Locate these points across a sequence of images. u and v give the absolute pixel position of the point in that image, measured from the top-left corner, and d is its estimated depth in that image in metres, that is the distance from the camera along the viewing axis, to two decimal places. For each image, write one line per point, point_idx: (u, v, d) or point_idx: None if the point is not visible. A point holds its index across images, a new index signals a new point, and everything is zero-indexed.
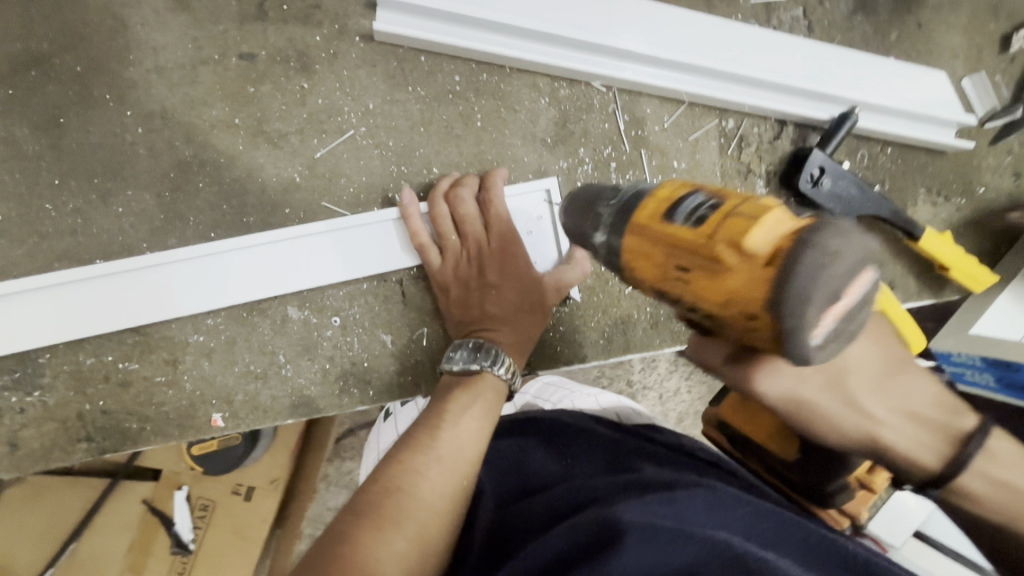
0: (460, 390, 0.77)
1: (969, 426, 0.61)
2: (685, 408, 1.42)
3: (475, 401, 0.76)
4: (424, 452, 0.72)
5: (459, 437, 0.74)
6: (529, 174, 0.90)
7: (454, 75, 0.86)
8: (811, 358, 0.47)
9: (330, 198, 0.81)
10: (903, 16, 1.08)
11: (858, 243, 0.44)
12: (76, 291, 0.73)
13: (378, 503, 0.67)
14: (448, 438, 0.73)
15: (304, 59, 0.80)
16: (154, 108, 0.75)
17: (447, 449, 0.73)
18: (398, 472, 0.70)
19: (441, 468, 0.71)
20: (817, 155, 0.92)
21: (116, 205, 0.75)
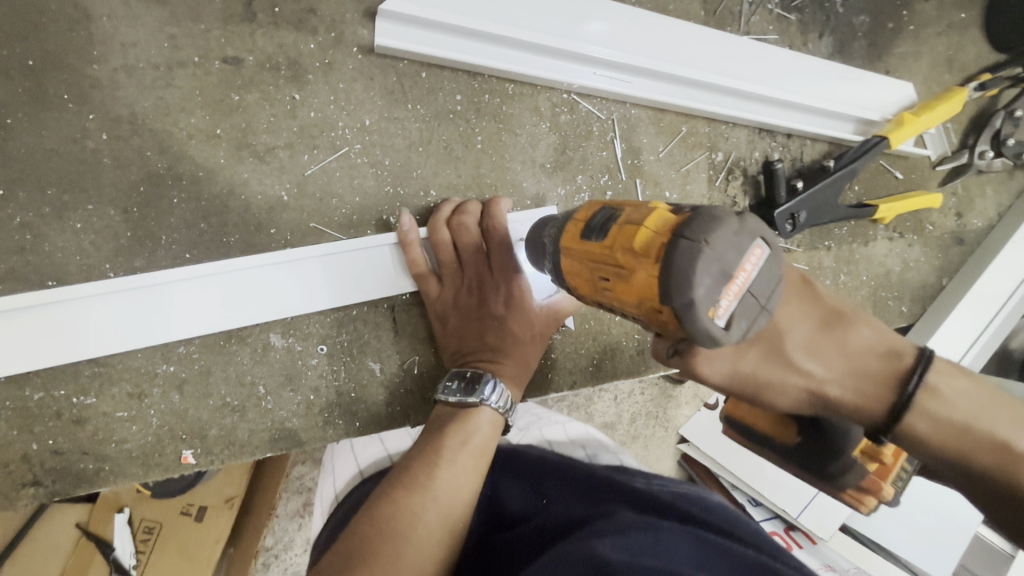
0: (457, 424, 0.71)
1: (909, 362, 0.55)
2: (638, 408, 1.43)
3: (473, 435, 0.70)
4: (419, 491, 0.64)
5: (459, 476, 0.67)
6: (527, 200, 0.88)
7: (456, 94, 0.82)
8: (718, 340, 0.45)
9: (320, 218, 0.76)
10: (874, 62, 1.14)
11: (724, 228, 0.44)
12: (23, 318, 0.64)
13: (371, 549, 0.59)
14: (447, 477, 0.66)
15: (296, 68, 0.74)
16: (121, 112, 0.67)
17: (444, 490, 0.65)
18: (391, 509, 0.62)
19: (440, 510, 0.64)
20: (786, 209, 0.98)
21: (74, 220, 0.66)
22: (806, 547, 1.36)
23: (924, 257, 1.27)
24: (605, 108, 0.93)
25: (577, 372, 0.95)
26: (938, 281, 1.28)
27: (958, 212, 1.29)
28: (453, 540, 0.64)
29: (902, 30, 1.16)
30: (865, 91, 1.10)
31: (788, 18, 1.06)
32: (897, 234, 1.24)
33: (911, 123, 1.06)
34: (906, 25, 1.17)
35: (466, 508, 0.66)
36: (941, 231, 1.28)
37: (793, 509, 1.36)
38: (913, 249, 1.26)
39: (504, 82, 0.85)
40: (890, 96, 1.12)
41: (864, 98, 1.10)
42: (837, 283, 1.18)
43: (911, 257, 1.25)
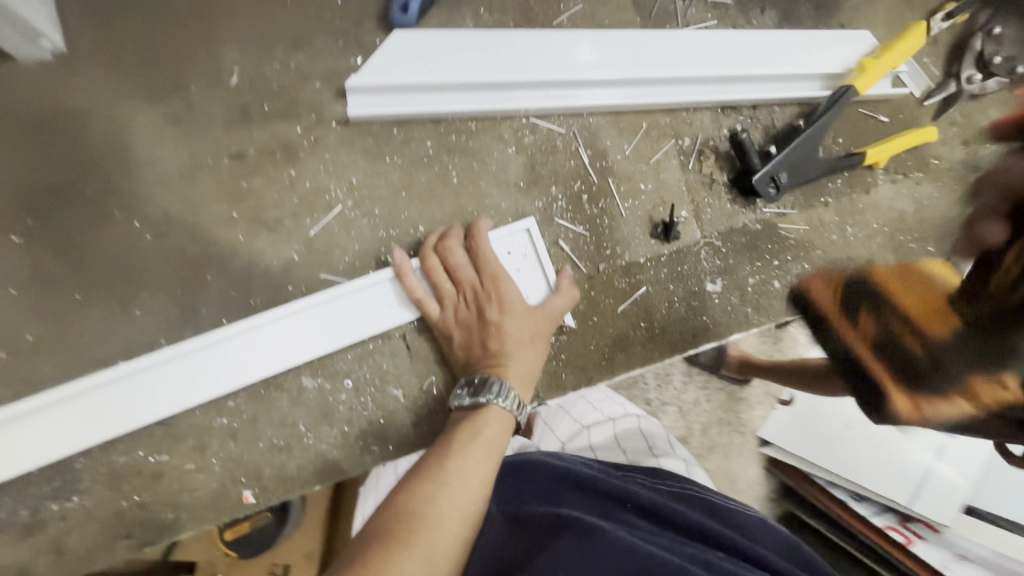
0: (468, 422, 0.78)
1: None
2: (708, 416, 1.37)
3: (485, 428, 0.77)
4: (441, 482, 0.70)
5: (479, 466, 0.73)
6: (508, 218, 0.97)
7: (426, 141, 0.94)
8: None
9: (329, 270, 0.88)
10: (826, 20, 1.17)
11: None
12: (109, 392, 0.78)
13: (389, 527, 0.64)
14: (467, 469, 0.72)
15: (289, 150, 0.88)
16: (159, 215, 0.83)
17: (463, 480, 0.71)
18: (416, 498, 0.68)
19: (463, 503, 0.69)
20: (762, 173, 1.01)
21: (135, 307, 0.81)
22: (928, 538, 1.19)
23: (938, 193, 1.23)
24: (564, 123, 1.01)
25: (590, 368, 0.99)
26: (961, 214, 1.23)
27: (964, 141, 1.25)
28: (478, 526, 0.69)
29: None
30: (821, 46, 1.12)
31: (726, 3, 1.12)
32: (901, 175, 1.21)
33: (872, 67, 1.08)
34: None
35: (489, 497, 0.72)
36: (950, 164, 1.24)
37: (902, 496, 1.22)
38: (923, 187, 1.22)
39: (466, 122, 0.96)
40: (849, 44, 1.14)
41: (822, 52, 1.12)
42: (847, 236, 1.16)
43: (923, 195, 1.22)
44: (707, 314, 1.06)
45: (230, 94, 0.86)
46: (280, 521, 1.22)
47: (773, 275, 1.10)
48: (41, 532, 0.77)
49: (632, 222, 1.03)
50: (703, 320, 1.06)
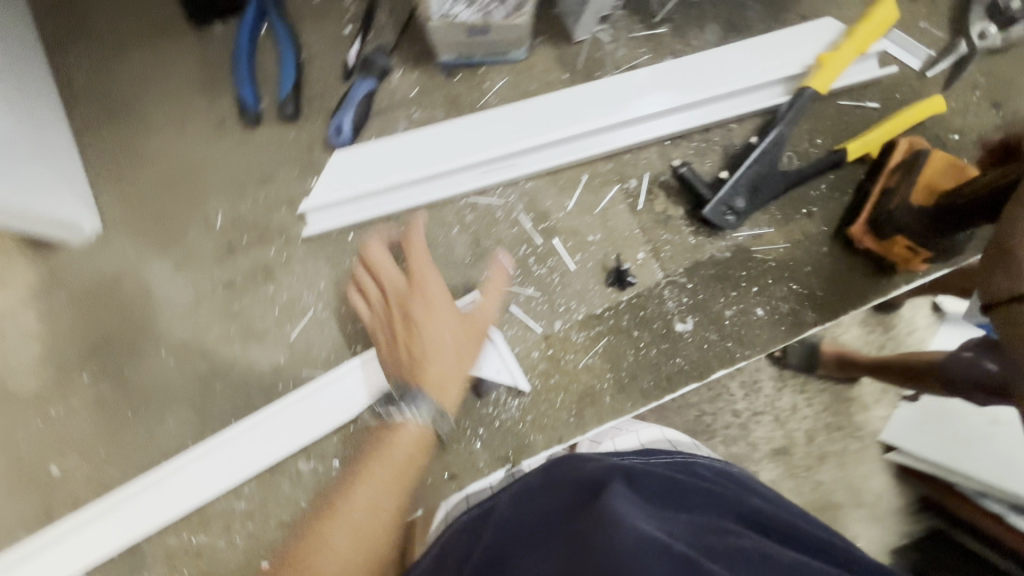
0: (368, 459, 0.86)
1: None
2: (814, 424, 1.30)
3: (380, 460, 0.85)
4: (324, 544, 0.80)
5: (364, 519, 0.82)
6: (459, 293, 1.04)
7: (377, 238, 1.05)
8: None
9: (309, 366, 1.03)
10: (780, 17, 1.09)
11: None
12: (157, 487, 0.98)
13: (284, 567, 0.78)
14: (353, 519, 0.82)
15: (267, 270, 1.05)
16: (178, 341, 1.03)
17: (343, 531, 0.81)
18: (303, 557, 0.79)
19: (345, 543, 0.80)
20: (711, 205, 0.98)
21: (169, 418, 1.02)
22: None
23: None
24: (503, 193, 1.06)
25: (559, 426, 1.01)
26: None
27: (993, 103, 1.05)
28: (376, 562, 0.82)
29: None
30: (770, 49, 1.05)
31: (659, 32, 1.09)
32: None
33: (828, 61, 0.99)
34: None
35: (381, 530, 0.83)
36: (979, 134, 1.05)
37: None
38: None
39: (410, 214, 1.06)
40: (804, 38, 1.05)
41: (772, 56, 1.05)
42: (845, 244, 1.04)
43: None
44: (682, 355, 1.02)
45: (218, 234, 1.06)
46: None
47: (755, 303, 1.03)
48: None
49: (585, 275, 1.04)
50: (678, 362, 1.02)
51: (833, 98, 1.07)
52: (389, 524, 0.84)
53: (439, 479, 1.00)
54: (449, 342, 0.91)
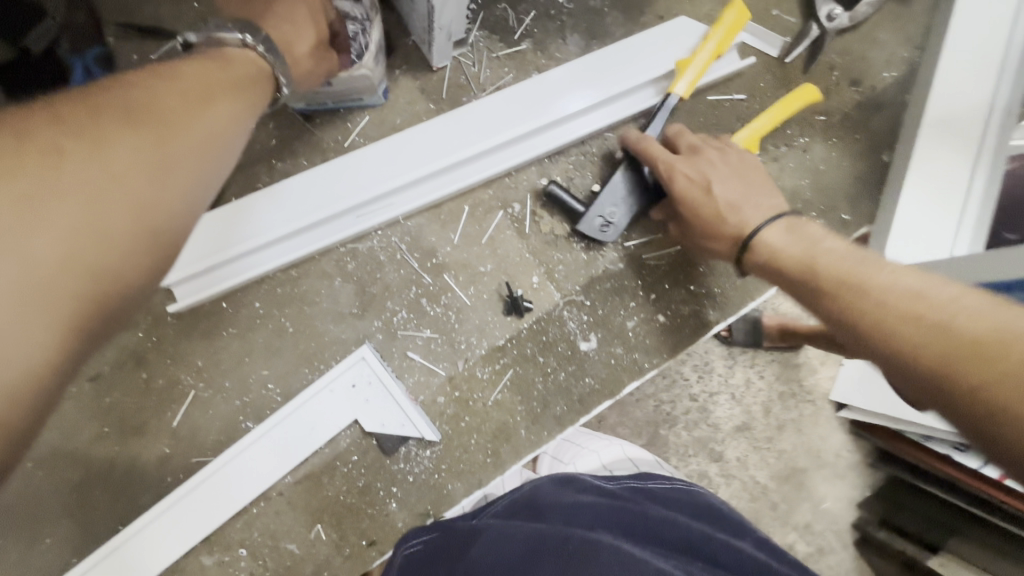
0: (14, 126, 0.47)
1: None
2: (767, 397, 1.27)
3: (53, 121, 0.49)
4: (89, 137, 0.48)
5: (138, 149, 0.51)
6: (351, 347, 0.98)
7: (256, 302, 0.98)
8: None
9: (199, 452, 0.95)
10: (639, 21, 1.09)
11: None
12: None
13: None
14: (123, 151, 0.50)
15: (137, 355, 0.96)
16: (44, 450, 0.93)
17: (133, 152, 0.50)
18: (72, 149, 0.47)
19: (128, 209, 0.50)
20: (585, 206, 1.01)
21: (44, 538, 0.91)
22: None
23: (838, 150, 1.07)
24: (385, 235, 1.01)
25: (476, 470, 0.96)
26: (876, 161, 1.06)
27: (851, 80, 1.08)
28: (94, 276, 0.47)
29: None
30: (631, 53, 1.04)
31: (520, 48, 1.07)
32: (781, 147, 1.06)
33: (687, 64, 0.97)
34: None
35: (160, 210, 0.52)
36: (841, 112, 1.07)
37: None
38: (813, 149, 1.06)
39: (287, 271, 0.99)
40: (663, 39, 1.05)
41: (634, 59, 1.04)
42: None
43: (815, 159, 1.06)
44: (591, 374, 1.00)
45: None
46: None
47: (655, 309, 1.01)
48: None
49: (481, 307, 1.00)
50: (589, 381, 1.00)
51: (701, 94, 1.07)
52: (154, 250, 0.52)
53: (358, 548, 0.94)
54: (246, 75, 0.67)
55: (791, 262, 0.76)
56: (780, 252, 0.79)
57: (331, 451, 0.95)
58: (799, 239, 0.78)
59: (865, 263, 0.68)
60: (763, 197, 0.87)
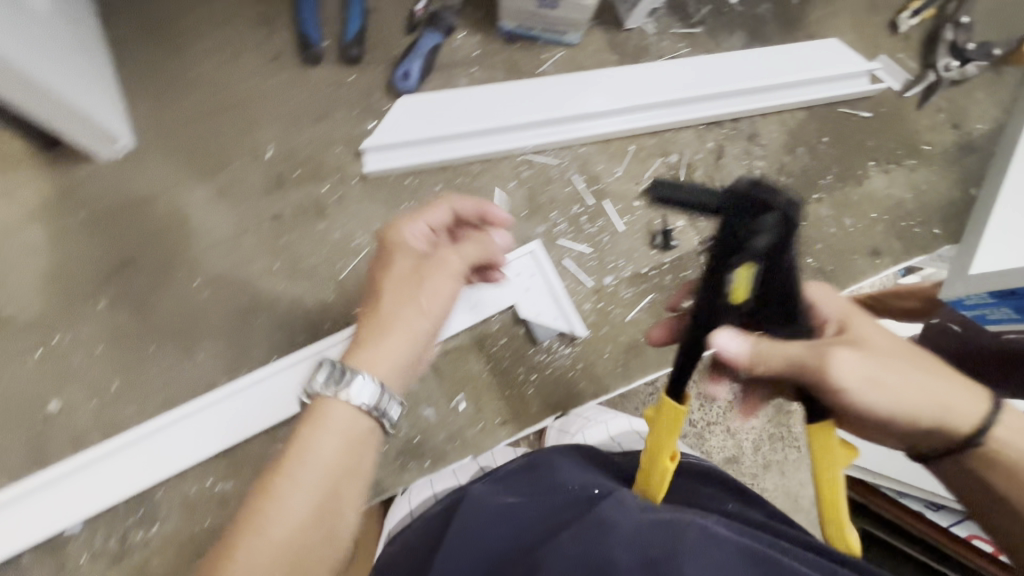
0: (309, 428, 0.65)
1: None
2: (759, 436, 1.44)
3: (328, 427, 0.65)
4: (258, 517, 0.60)
5: (336, 446, 0.65)
6: (515, 244, 1.07)
7: (436, 185, 1.06)
8: None
9: (361, 306, 1.00)
10: (793, 33, 1.27)
11: None
12: (157, 437, 0.90)
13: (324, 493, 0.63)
14: (313, 463, 0.63)
15: (319, 207, 1.02)
16: (216, 273, 0.96)
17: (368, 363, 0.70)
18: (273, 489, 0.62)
19: (329, 456, 0.64)
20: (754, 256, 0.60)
21: (199, 354, 0.94)
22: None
23: (935, 177, 1.26)
24: (558, 155, 1.12)
25: (606, 376, 1.04)
26: (964, 193, 1.26)
27: (952, 124, 1.28)
28: (337, 468, 0.64)
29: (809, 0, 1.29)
30: (786, 56, 1.22)
31: (695, 31, 1.23)
32: (891, 164, 1.25)
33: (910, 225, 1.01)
34: None
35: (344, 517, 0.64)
36: (942, 147, 1.27)
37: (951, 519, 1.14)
38: (917, 172, 1.25)
39: (468, 165, 1.08)
40: (813, 52, 1.24)
41: (788, 62, 1.22)
42: (844, 228, 1.20)
43: (918, 179, 1.25)
44: None
45: (267, 166, 1.02)
46: None
47: None
48: (128, 560, 0.87)
49: (631, 235, 1.11)
50: None
51: (836, 105, 1.25)
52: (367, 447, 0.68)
53: (491, 425, 1.00)
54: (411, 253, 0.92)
55: (882, 405, 0.66)
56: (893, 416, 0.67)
57: (482, 330, 1.02)
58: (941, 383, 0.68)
59: (887, 364, 0.67)
60: (886, 360, 0.68)
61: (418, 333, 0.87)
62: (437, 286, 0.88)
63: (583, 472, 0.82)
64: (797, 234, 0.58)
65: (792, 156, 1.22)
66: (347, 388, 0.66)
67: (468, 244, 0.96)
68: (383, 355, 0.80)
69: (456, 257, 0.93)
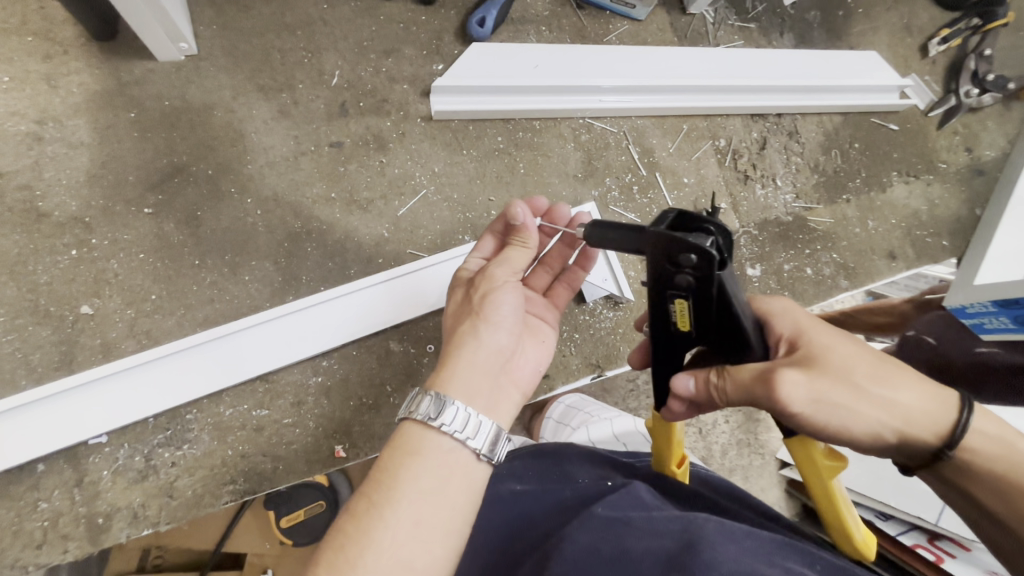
0: (401, 451, 0.59)
1: None
2: (728, 439, 1.51)
3: (419, 449, 0.59)
4: (365, 529, 0.54)
5: (432, 477, 0.57)
6: (569, 204, 1.07)
7: (497, 136, 1.05)
8: None
9: (414, 245, 0.98)
10: (836, 43, 1.34)
11: None
12: (181, 360, 0.84)
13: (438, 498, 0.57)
14: (406, 491, 0.56)
15: (380, 141, 0.99)
16: (268, 194, 0.93)
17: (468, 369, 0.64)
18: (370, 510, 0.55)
19: (423, 482, 0.57)
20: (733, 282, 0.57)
21: (244, 274, 0.90)
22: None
23: (948, 194, 1.34)
24: (616, 123, 1.13)
25: None
26: (971, 212, 1.35)
27: (967, 147, 1.38)
28: (443, 468, 0.58)
29: (853, 13, 1.36)
30: (832, 61, 1.28)
31: (749, 26, 1.28)
32: (912, 176, 1.33)
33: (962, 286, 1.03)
34: (855, 10, 1.36)
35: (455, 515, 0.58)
36: (956, 167, 1.36)
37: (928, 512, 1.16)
38: (933, 187, 1.34)
39: (531, 120, 1.08)
40: (856, 61, 1.30)
41: (834, 66, 1.27)
42: (868, 229, 1.27)
43: (934, 194, 1.33)
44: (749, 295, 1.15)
45: (331, 92, 0.99)
46: (332, 510, 1.27)
47: (806, 262, 1.20)
48: (153, 479, 0.83)
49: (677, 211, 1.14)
50: None
51: (868, 115, 1.32)
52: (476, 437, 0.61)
53: None
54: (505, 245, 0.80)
55: (852, 422, 0.56)
56: (851, 434, 0.57)
57: None
58: (909, 389, 0.58)
59: (838, 380, 0.57)
60: (849, 359, 0.59)
61: (495, 358, 0.66)
62: (495, 299, 0.68)
63: (593, 469, 0.79)
64: (729, 263, 0.56)
65: (827, 156, 1.28)
66: (414, 409, 0.60)
67: (511, 250, 0.74)
68: (467, 376, 0.63)
69: (505, 266, 0.72)
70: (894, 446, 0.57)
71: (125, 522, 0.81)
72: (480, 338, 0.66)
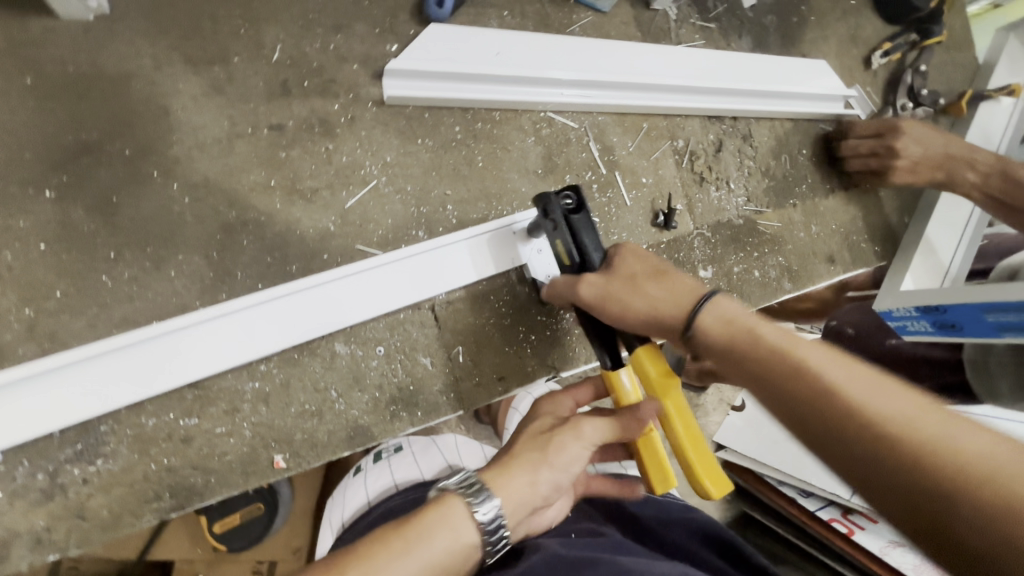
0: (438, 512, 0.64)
1: None
2: None
3: (447, 525, 0.62)
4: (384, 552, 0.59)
5: (448, 554, 0.61)
6: (528, 201, 1.04)
7: (454, 126, 1.00)
8: None
9: (363, 240, 0.91)
10: (790, 49, 1.36)
11: None
12: (96, 365, 0.75)
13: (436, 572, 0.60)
14: (421, 553, 0.59)
15: (326, 125, 0.91)
16: (198, 179, 0.84)
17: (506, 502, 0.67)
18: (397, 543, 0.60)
19: (442, 556, 0.61)
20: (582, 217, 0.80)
21: (170, 269, 0.81)
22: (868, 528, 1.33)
23: (882, 201, 1.42)
24: (577, 119, 1.10)
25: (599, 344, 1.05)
26: (901, 220, 1.42)
27: None
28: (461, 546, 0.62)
29: (806, 20, 1.38)
30: (787, 66, 1.30)
31: (710, 26, 1.27)
32: (851, 184, 1.39)
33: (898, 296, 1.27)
34: (809, 17, 1.39)
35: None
36: None
37: (845, 491, 1.37)
38: (870, 194, 1.40)
39: (491, 111, 1.02)
40: (808, 68, 1.33)
41: (789, 72, 1.29)
42: (811, 234, 1.32)
43: (870, 200, 1.40)
44: None
45: (272, 68, 0.89)
46: (271, 512, 1.20)
47: (754, 265, 1.24)
48: (59, 499, 0.74)
49: (635, 210, 1.14)
50: None
51: (816, 123, 1.36)
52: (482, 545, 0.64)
53: (489, 381, 0.97)
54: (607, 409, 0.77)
55: (631, 312, 0.73)
56: (640, 322, 0.73)
57: (486, 286, 0.98)
58: (669, 292, 0.73)
59: (628, 284, 0.75)
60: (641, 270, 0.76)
61: (532, 499, 0.69)
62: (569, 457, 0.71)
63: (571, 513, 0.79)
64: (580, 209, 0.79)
65: (776, 161, 1.31)
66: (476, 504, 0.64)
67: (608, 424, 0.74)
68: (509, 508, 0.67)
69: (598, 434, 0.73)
70: (669, 338, 0.72)
71: (27, 548, 0.73)
72: (539, 475, 0.70)
